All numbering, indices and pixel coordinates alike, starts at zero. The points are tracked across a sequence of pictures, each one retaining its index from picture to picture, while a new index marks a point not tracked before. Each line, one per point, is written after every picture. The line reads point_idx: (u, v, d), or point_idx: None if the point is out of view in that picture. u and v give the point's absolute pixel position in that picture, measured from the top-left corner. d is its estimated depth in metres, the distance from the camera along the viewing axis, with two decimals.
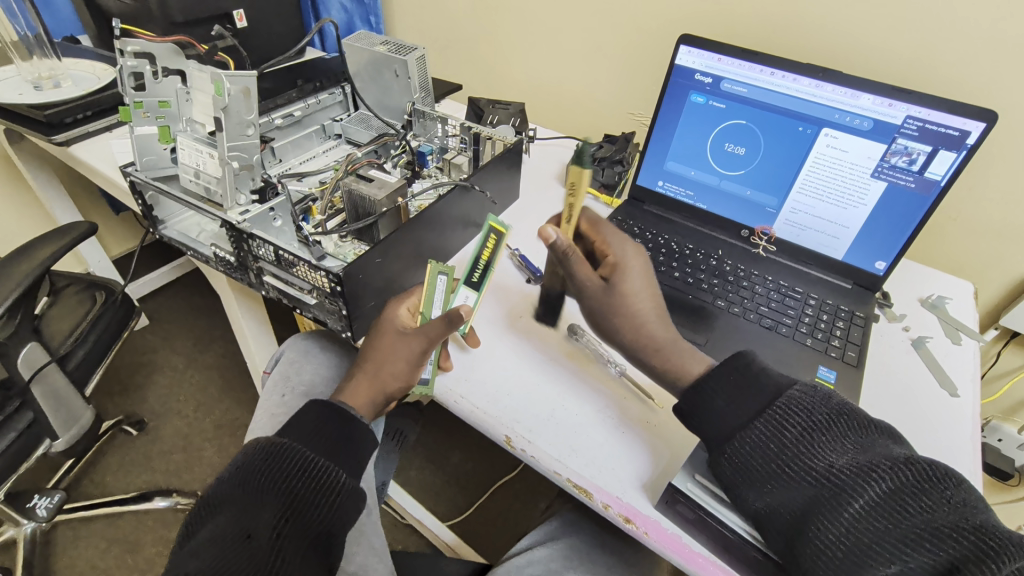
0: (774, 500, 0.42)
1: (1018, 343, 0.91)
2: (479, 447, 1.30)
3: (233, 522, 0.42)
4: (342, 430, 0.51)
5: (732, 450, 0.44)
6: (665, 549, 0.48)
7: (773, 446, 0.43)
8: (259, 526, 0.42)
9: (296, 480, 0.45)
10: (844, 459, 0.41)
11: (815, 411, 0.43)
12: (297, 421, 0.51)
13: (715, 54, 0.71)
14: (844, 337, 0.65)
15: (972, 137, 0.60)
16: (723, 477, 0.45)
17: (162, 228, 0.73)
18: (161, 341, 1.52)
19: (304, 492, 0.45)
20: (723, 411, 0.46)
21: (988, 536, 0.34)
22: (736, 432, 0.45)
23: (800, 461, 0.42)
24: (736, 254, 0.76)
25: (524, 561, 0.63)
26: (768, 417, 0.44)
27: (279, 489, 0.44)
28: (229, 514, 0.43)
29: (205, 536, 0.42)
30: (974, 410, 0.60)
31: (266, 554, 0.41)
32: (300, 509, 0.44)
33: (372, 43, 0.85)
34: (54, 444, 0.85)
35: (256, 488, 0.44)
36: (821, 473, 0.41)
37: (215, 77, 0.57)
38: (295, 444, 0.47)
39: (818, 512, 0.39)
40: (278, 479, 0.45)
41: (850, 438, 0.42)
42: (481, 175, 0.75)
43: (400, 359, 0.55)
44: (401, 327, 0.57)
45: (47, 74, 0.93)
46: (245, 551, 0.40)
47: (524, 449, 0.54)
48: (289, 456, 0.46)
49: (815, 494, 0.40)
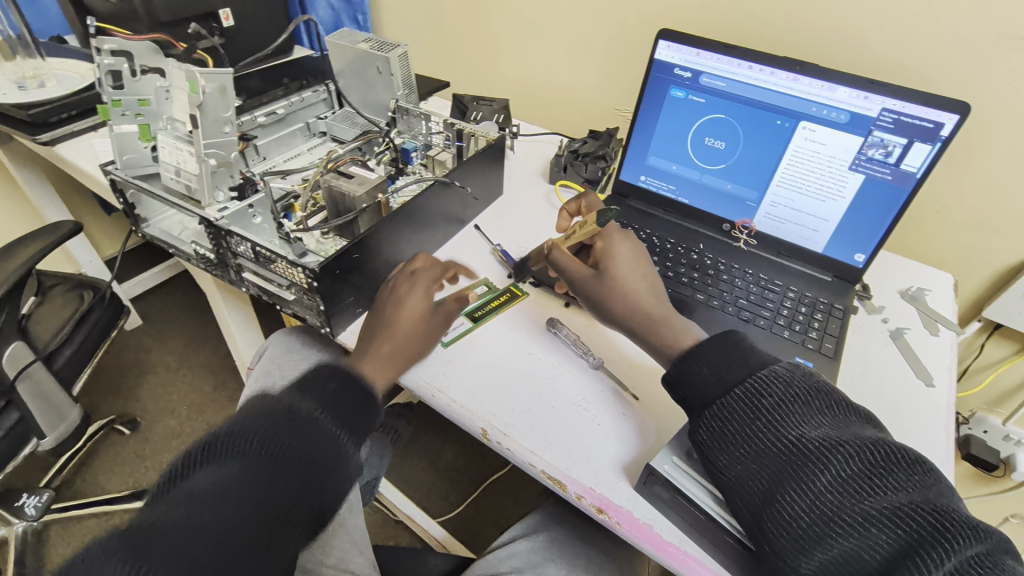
0: (746, 468, 0.43)
1: (1001, 334, 0.92)
2: (470, 443, 1.30)
3: (288, 408, 0.46)
4: (357, 398, 0.51)
5: (710, 417, 0.46)
6: (637, 538, 0.48)
7: (748, 415, 0.44)
8: (314, 419, 0.46)
9: (329, 387, 0.50)
10: (816, 432, 0.42)
11: (793, 384, 0.45)
12: (323, 374, 0.51)
13: (694, 48, 0.71)
14: (822, 329, 0.66)
15: (946, 129, 0.60)
16: (699, 448, 0.47)
17: (144, 226, 0.73)
18: (154, 341, 1.52)
19: (340, 396, 0.49)
20: (706, 380, 0.48)
21: (947, 520, 0.35)
22: (715, 401, 0.47)
23: (774, 428, 0.43)
24: (716, 248, 0.77)
25: (505, 554, 0.64)
26: (745, 387, 0.45)
27: (331, 398, 0.49)
28: (281, 400, 0.46)
29: (253, 416, 0.45)
30: (948, 399, 0.61)
31: (321, 443, 0.45)
32: (348, 417, 0.49)
33: (355, 40, 0.84)
34: (42, 443, 0.85)
35: (313, 391, 0.49)
36: (792, 443, 0.42)
37: (189, 75, 0.57)
38: (333, 370, 0.51)
39: (787, 482, 0.41)
40: (314, 388, 0.49)
41: (824, 413, 0.43)
42: (464, 170, 0.75)
43: (423, 338, 0.60)
44: (427, 308, 0.61)
45: (32, 74, 0.93)
46: (300, 438, 0.44)
47: (500, 442, 0.54)
48: (322, 373, 0.50)
49: (785, 463, 0.41)
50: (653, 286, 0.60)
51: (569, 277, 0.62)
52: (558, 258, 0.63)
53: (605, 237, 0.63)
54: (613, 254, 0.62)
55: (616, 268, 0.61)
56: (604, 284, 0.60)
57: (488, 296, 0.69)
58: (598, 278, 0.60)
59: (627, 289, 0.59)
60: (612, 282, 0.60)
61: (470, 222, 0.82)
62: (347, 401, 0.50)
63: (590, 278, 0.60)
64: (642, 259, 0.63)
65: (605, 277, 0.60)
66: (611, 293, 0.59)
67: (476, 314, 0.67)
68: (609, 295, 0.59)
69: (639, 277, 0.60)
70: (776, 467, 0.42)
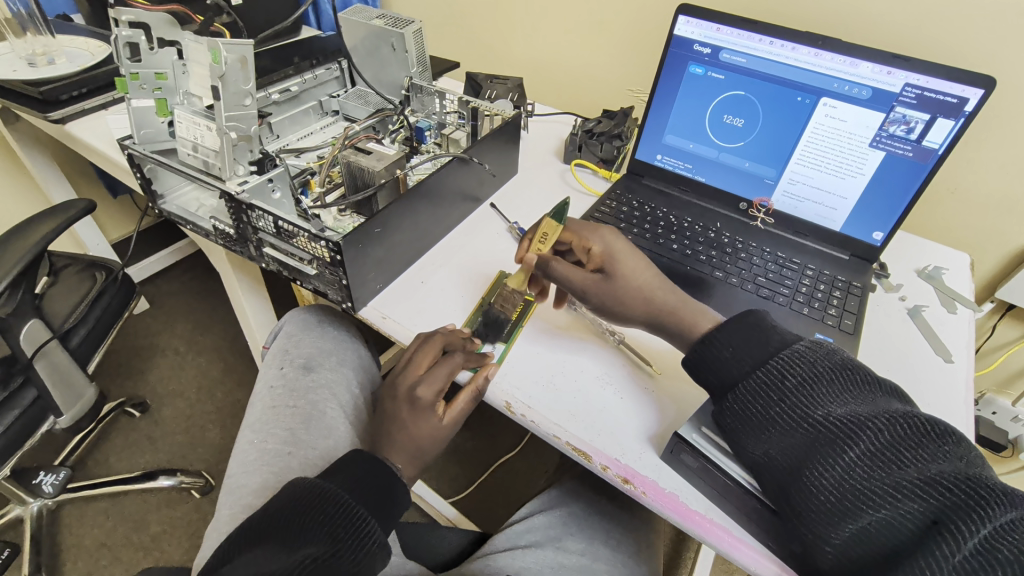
0: (773, 444, 0.43)
1: (1013, 316, 0.92)
2: (480, 425, 1.31)
3: (317, 486, 0.45)
4: (385, 480, 0.50)
5: (734, 397, 0.46)
6: (662, 508, 0.48)
7: (772, 393, 0.45)
8: (341, 502, 0.44)
9: (365, 474, 0.49)
10: (843, 408, 0.42)
11: (817, 363, 0.44)
12: (356, 460, 0.50)
13: (714, 23, 0.70)
14: (841, 306, 0.66)
15: (970, 104, 0.60)
16: (724, 425, 0.47)
17: (161, 202, 0.73)
18: (162, 324, 1.53)
19: (374, 488, 0.49)
20: (729, 360, 0.48)
21: (981, 488, 0.35)
22: (739, 381, 0.47)
23: (800, 405, 0.43)
24: (733, 226, 0.76)
25: (524, 528, 0.65)
26: (768, 367, 0.45)
27: (360, 481, 0.48)
28: (308, 480, 0.45)
29: (281, 498, 0.44)
30: (967, 374, 0.61)
31: (347, 525, 0.43)
32: (378, 497, 0.48)
33: (369, 16, 0.84)
34: (59, 421, 0.86)
35: (343, 472, 0.48)
36: (819, 418, 0.42)
37: (211, 45, 0.56)
38: (368, 457, 0.51)
39: (815, 456, 0.41)
40: (351, 472, 0.49)
41: (851, 389, 0.43)
42: (480, 148, 0.75)
43: (440, 443, 0.56)
44: (434, 427, 0.55)
45: (42, 51, 0.92)
46: (327, 521, 0.43)
47: (524, 415, 0.55)
48: (359, 458, 0.50)
49: (812, 438, 0.42)
50: (659, 276, 0.60)
51: (574, 288, 0.59)
52: (558, 270, 0.59)
53: (598, 239, 0.61)
54: (614, 253, 0.60)
55: (620, 265, 0.59)
56: (616, 284, 0.58)
57: (507, 309, 0.65)
58: (607, 282, 0.58)
59: (638, 284, 0.58)
60: (622, 282, 0.58)
61: (487, 201, 0.82)
62: (380, 485, 0.49)
63: (600, 284, 0.58)
64: (639, 252, 0.62)
65: (614, 279, 0.58)
66: (625, 292, 0.58)
67: (504, 334, 0.62)
68: (624, 294, 0.58)
69: (644, 270, 0.59)
70: (803, 442, 0.42)
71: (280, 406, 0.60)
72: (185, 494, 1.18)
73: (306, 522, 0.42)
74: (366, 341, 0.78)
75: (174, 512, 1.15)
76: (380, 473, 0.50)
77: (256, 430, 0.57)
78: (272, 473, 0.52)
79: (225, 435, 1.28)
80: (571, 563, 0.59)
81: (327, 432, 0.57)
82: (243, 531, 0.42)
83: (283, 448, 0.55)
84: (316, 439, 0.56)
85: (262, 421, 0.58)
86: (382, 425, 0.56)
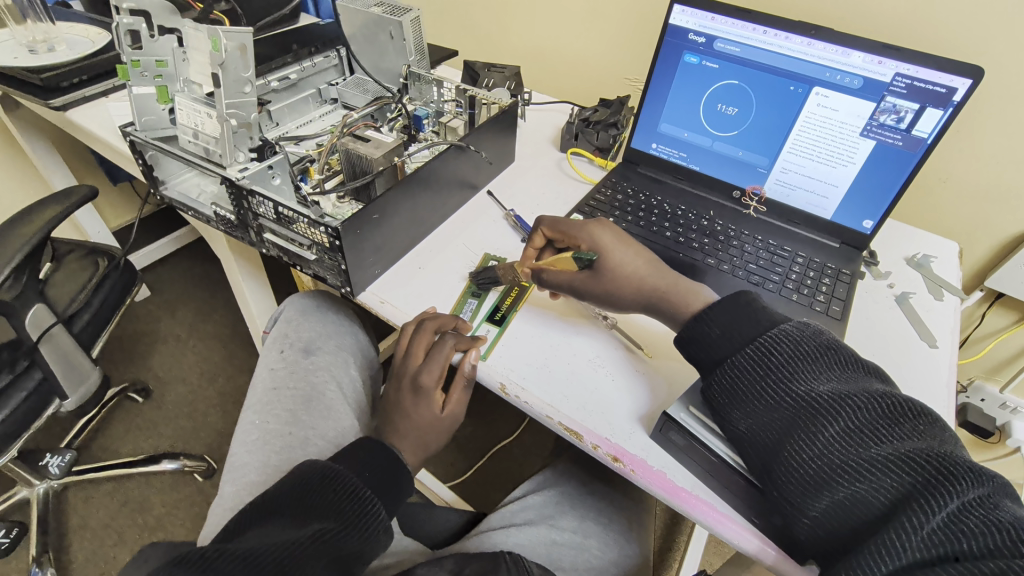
0: (758, 420, 0.45)
1: (1002, 305, 0.93)
2: (478, 413, 1.33)
3: (328, 470, 0.46)
4: (390, 467, 0.51)
5: (721, 374, 0.48)
6: (650, 484, 0.50)
7: (758, 371, 0.46)
8: (350, 486, 0.46)
9: (372, 461, 0.51)
10: (826, 385, 0.43)
11: (803, 342, 0.46)
12: (360, 450, 0.51)
13: (709, 13, 0.71)
14: (829, 293, 0.67)
15: (958, 94, 0.61)
16: (711, 402, 0.49)
17: (162, 188, 0.75)
18: (163, 311, 1.54)
19: (379, 475, 0.50)
20: (717, 339, 0.49)
21: (952, 465, 0.36)
22: (726, 359, 0.48)
23: (785, 382, 0.44)
24: (725, 214, 0.78)
25: (518, 507, 0.66)
26: (755, 345, 0.47)
27: (367, 468, 0.50)
28: (321, 463, 0.47)
29: (292, 480, 0.45)
30: (950, 360, 0.63)
31: (354, 507, 0.45)
32: (383, 484, 0.50)
33: (367, 3, 0.83)
34: (64, 405, 0.87)
35: (351, 459, 0.50)
36: (802, 396, 0.43)
37: (211, 33, 0.57)
38: (376, 442, 0.53)
39: (797, 432, 0.42)
40: (360, 459, 0.50)
41: (834, 368, 0.44)
42: (476, 136, 0.76)
43: (443, 430, 0.59)
44: (435, 414, 0.58)
45: (42, 38, 0.93)
46: (336, 503, 0.44)
47: (517, 396, 0.56)
48: (366, 446, 0.52)
49: (795, 415, 0.43)
50: (648, 257, 0.60)
51: (568, 289, 0.60)
52: (547, 278, 0.61)
53: (584, 234, 0.60)
54: (602, 246, 0.59)
55: (609, 256, 0.59)
56: (603, 278, 0.58)
57: (499, 295, 0.67)
58: (595, 277, 0.58)
59: (627, 269, 0.58)
60: (610, 271, 0.58)
61: (482, 187, 0.83)
62: (384, 472, 0.51)
63: (590, 281, 0.59)
64: (627, 237, 0.61)
65: (603, 272, 0.58)
66: (615, 281, 0.58)
67: (498, 317, 0.64)
68: (613, 285, 0.58)
69: (632, 255, 0.59)
70: (787, 419, 0.43)
71: (279, 389, 0.61)
72: (188, 477, 1.20)
73: (315, 503, 0.44)
74: (365, 327, 0.79)
75: (177, 495, 1.17)
76: (383, 458, 0.51)
77: (258, 411, 0.59)
78: (273, 452, 0.53)
79: (227, 420, 1.30)
80: (564, 540, 0.61)
81: (327, 413, 0.59)
82: (256, 508, 0.43)
83: (284, 428, 0.56)
84: (316, 420, 0.58)
85: (264, 403, 0.60)
86: (393, 416, 0.58)
